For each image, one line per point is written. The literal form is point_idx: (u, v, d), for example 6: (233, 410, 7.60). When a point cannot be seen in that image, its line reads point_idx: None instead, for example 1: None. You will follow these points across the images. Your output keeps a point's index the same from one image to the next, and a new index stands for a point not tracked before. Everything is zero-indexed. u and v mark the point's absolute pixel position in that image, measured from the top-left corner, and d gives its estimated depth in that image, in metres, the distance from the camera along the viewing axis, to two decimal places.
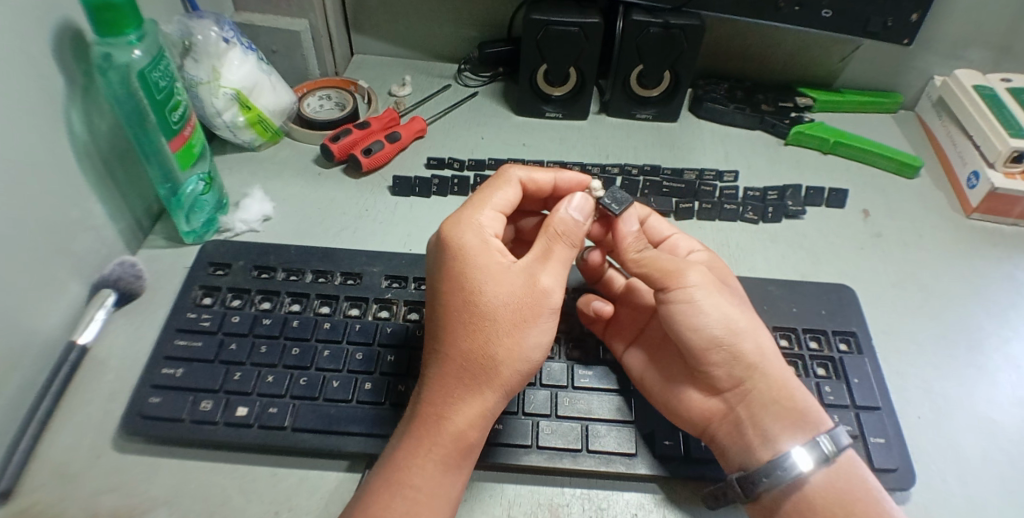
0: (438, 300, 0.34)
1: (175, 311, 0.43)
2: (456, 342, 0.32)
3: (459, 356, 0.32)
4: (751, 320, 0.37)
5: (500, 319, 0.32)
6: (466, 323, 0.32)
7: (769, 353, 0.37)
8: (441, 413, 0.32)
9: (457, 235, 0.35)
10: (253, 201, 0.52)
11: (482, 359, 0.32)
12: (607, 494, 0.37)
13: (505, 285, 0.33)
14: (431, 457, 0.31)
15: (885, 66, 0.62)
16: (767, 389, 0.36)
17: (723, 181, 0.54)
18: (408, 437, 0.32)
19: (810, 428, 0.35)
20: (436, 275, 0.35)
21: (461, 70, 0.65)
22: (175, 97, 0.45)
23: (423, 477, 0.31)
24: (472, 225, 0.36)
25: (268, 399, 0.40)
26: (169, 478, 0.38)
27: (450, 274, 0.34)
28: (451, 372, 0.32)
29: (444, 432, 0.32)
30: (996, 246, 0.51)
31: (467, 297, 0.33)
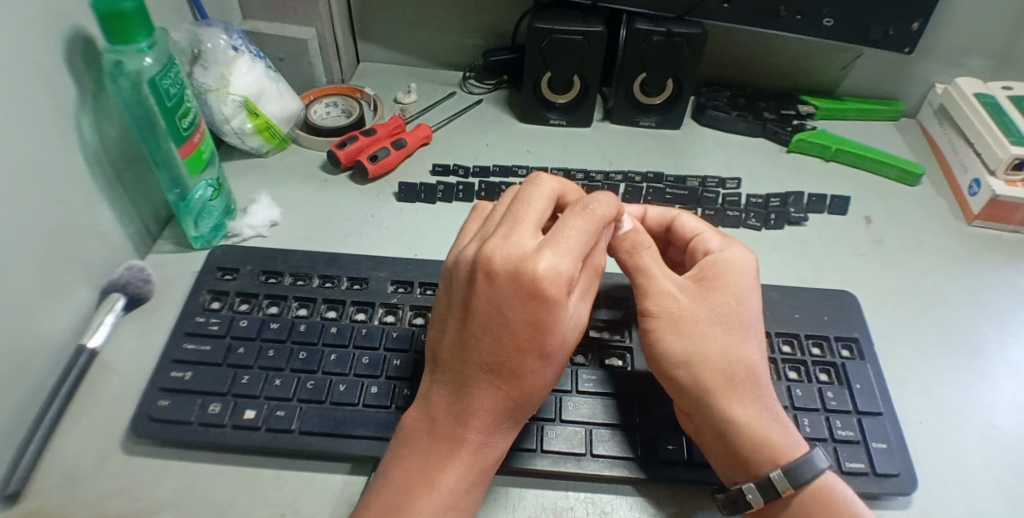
0: (506, 339, 0.31)
1: (183, 315, 0.44)
2: (513, 382, 0.32)
3: (517, 396, 0.32)
4: (734, 338, 0.36)
5: (560, 365, 0.33)
6: (535, 372, 0.32)
7: (755, 372, 0.36)
8: (477, 435, 0.32)
9: (556, 282, 0.30)
10: (260, 206, 0.52)
11: (535, 400, 0.33)
12: (611, 498, 0.37)
13: (575, 340, 0.33)
14: (464, 476, 0.32)
15: (887, 74, 0.62)
16: (734, 423, 0.34)
17: (726, 188, 0.54)
18: (446, 460, 0.32)
19: (770, 462, 0.33)
20: (508, 312, 0.30)
21: (465, 77, 0.66)
22: (185, 104, 0.45)
23: (466, 502, 0.32)
24: (564, 269, 0.31)
25: (275, 402, 0.40)
26: (177, 480, 0.38)
27: (532, 325, 0.30)
28: (503, 409, 0.32)
29: (475, 451, 0.32)
30: (998, 253, 0.51)
31: (541, 348, 0.31)
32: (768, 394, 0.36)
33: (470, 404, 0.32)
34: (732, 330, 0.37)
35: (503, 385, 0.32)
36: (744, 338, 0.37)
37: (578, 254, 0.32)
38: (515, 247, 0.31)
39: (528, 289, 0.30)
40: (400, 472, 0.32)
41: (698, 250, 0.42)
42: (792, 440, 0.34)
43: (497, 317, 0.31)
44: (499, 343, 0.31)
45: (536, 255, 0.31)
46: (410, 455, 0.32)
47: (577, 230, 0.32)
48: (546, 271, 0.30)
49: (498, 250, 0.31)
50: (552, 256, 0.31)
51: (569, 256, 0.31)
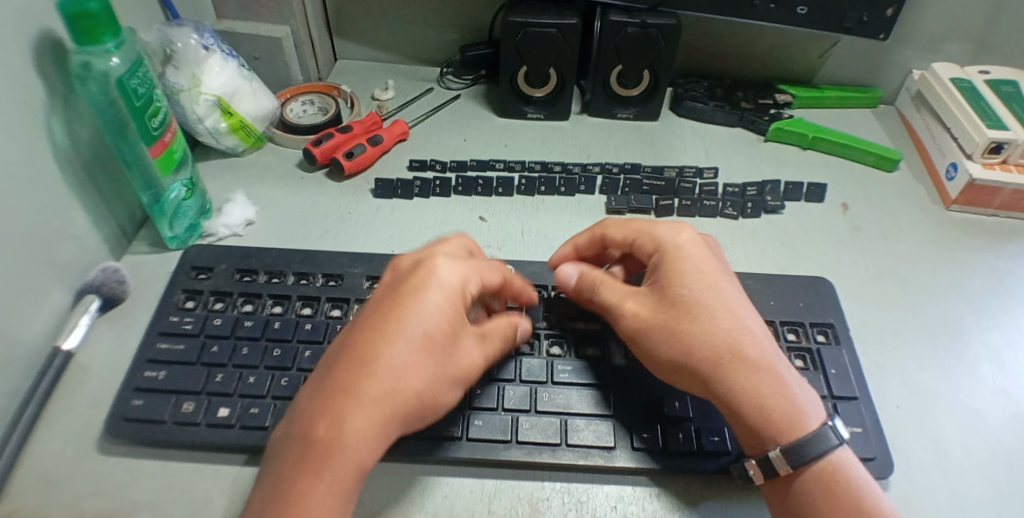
0: (374, 329, 0.33)
1: (158, 315, 0.44)
2: (395, 372, 0.31)
3: (394, 393, 0.31)
4: (717, 318, 0.37)
5: (442, 373, 0.33)
6: (400, 369, 0.32)
7: (749, 346, 0.36)
8: (343, 440, 0.30)
9: (429, 274, 0.35)
10: (236, 205, 0.52)
11: (411, 404, 0.32)
12: (587, 487, 0.37)
13: (463, 358, 0.35)
14: (319, 482, 0.29)
15: (864, 62, 0.62)
16: (749, 405, 0.35)
17: (704, 177, 0.54)
18: (301, 464, 0.29)
19: (795, 431, 0.34)
20: (388, 306, 0.34)
21: (443, 73, 0.65)
22: (155, 103, 0.45)
23: (306, 508, 0.28)
24: (450, 273, 0.35)
25: (249, 400, 0.40)
26: (151, 482, 0.38)
27: (424, 312, 0.33)
28: (374, 421, 0.31)
29: (341, 461, 0.29)
30: (976, 237, 0.51)
31: (416, 338, 0.32)
32: (779, 371, 0.36)
33: (345, 389, 0.31)
34: (712, 311, 0.37)
35: (363, 384, 0.31)
36: (735, 310, 0.37)
37: (469, 272, 0.36)
38: (409, 261, 0.37)
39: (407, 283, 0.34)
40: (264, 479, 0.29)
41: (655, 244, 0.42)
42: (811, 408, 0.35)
43: (373, 313, 0.34)
44: (367, 335, 0.32)
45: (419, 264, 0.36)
46: (270, 468, 0.30)
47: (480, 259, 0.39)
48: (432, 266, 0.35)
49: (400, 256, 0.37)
50: (454, 259, 0.36)
51: (453, 265, 0.36)
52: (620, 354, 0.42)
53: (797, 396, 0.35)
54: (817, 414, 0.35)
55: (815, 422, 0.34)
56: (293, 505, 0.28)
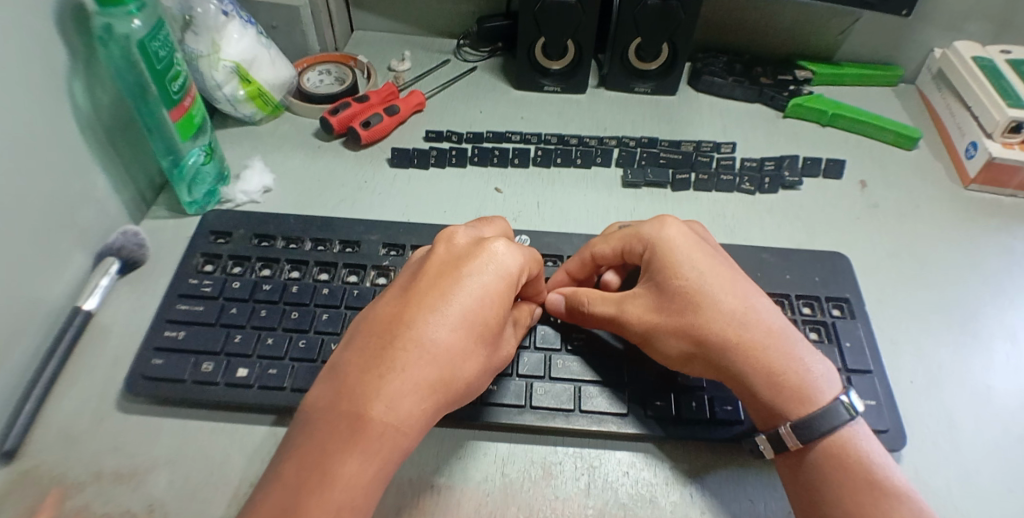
0: (433, 312, 0.32)
1: (177, 277, 0.44)
2: (450, 361, 0.31)
3: (445, 381, 0.31)
4: (716, 304, 0.36)
5: (483, 364, 0.34)
6: (452, 357, 0.31)
7: (759, 323, 0.36)
8: (395, 425, 0.29)
9: (491, 260, 0.34)
10: (253, 172, 0.52)
11: (456, 393, 0.32)
12: (599, 452, 0.38)
13: (500, 350, 0.35)
14: (369, 463, 0.28)
15: (886, 39, 0.62)
16: (766, 380, 0.35)
17: (721, 152, 0.54)
18: (351, 444, 0.28)
19: (812, 404, 0.34)
20: (448, 289, 0.32)
21: (460, 45, 0.65)
22: (175, 67, 0.45)
23: (353, 489, 0.28)
24: (510, 264, 0.34)
25: (267, 361, 0.40)
26: (171, 438, 0.39)
27: (480, 303, 0.33)
28: (424, 409, 0.30)
29: (391, 444, 0.29)
30: (994, 217, 0.51)
31: (472, 328, 0.32)
32: (789, 346, 0.35)
33: (399, 372, 0.30)
34: (712, 298, 0.36)
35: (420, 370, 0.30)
36: (737, 287, 0.37)
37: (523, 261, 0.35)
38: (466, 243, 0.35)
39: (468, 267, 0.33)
40: (302, 453, 0.28)
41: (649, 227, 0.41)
42: (823, 379, 0.35)
43: (428, 293, 0.32)
44: (427, 318, 0.31)
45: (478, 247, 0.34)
46: (310, 442, 0.28)
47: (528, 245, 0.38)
48: (494, 251, 0.34)
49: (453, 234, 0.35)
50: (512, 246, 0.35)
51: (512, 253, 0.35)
52: None
53: (812, 369, 0.35)
54: (832, 388, 0.34)
55: (829, 396, 0.34)
56: (341, 487, 0.27)
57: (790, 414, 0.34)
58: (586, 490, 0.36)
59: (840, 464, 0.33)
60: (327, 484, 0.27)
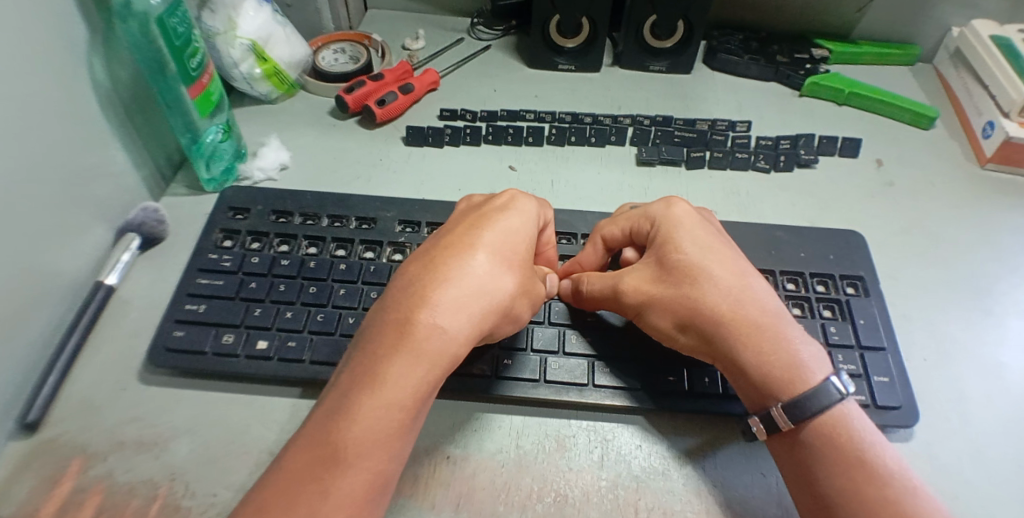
0: (463, 241, 0.34)
1: (198, 252, 0.45)
2: (487, 274, 0.32)
3: (487, 291, 0.32)
4: (711, 277, 0.36)
5: (523, 285, 0.34)
6: (491, 272, 0.32)
7: (750, 299, 0.36)
8: (439, 329, 0.30)
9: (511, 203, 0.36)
10: (269, 150, 0.53)
11: (500, 309, 0.33)
12: (612, 426, 0.39)
13: (535, 281, 0.36)
14: (416, 367, 0.29)
15: (906, 16, 0.61)
16: (754, 355, 0.35)
17: (737, 131, 0.53)
18: (397, 346, 0.29)
19: (802, 385, 0.34)
20: (475, 225, 0.35)
21: (473, 23, 0.65)
22: (193, 44, 0.46)
23: (403, 388, 0.29)
24: (531, 207, 0.37)
25: (286, 334, 0.41)
26: (193, 409, 0.40)
27: (506, 229, 0.35)
28: (468, 317, 0.31)
29: (438, 348, 0.30)
30: (1012, 196, 0.51)
31: (502, 248, 0.34)
32: (782, 327, 0.36)
33: (438, 284, 0.31)
34: (708, 272, 0.37)
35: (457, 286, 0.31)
36: (733, 264, 0.37)
37: (541, 209, 0.38)
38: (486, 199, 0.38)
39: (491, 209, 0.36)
40: (355, 362, 0.30)
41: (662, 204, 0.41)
42: (815, 363, 0.35)
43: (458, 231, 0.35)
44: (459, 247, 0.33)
45: (497, 196, 0.38)
46: (357, 359, 0.30)
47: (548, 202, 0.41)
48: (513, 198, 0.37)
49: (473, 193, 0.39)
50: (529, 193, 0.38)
51: (531, 199, 0.38)
52: None
53: (802, 351, 0.35)
54: (823, 369, 0.34)
55: (820, 377, 0.34)
56: (389, 386, 0.29)
57: (779, 395, 0.34)
58: (599, 462, 0.37)
59: (839, 440, 0.33)
60: (376, 387, 0.28)
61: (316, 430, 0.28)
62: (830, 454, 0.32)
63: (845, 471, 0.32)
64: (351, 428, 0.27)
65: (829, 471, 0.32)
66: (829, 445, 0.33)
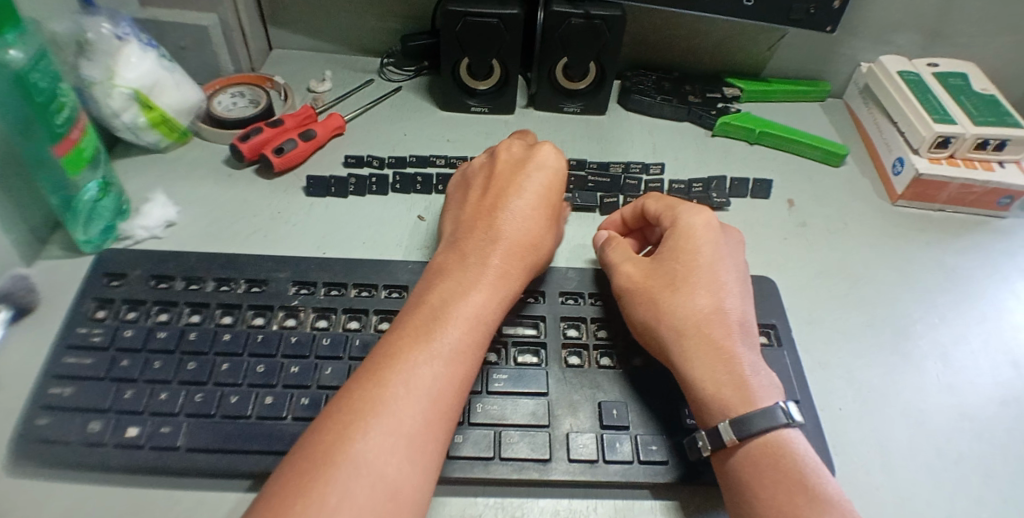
0: (495, 201, 0.42)
1: (66, 326, 0.40)
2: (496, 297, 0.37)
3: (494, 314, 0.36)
4: (696, 295, 0.37)
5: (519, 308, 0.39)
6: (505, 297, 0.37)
7: (721, 318, 0.37)
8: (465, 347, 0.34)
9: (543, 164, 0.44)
10: (153, 206, 0.48)
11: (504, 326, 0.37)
12: (521, 502, 0.35)
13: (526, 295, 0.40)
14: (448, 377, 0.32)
15: (813, 54, 0.62)
16: (708, 367, 0.35)
17: (650, 173, 0.53)
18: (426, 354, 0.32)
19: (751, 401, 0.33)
20: (496, 182, 0.43)
21: (384, 64, 0.63)
22: (59, 98, 0.41)
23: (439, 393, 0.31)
24: (548, 163, 0.44)
25: (161, 418, 0.36)
26: (52, 510, 0.34)
27: (513, 249, 0.40)
28: (486, 336, 0.35)
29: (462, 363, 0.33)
30: (921, 232, 0.51)
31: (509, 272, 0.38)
32: (738, 344, 0.36)
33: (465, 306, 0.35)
34: (697, 290, 0.38)
35: (499, 237, 0.40)
36: None
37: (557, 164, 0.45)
38: (504, 154, 0.45)
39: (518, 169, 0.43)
40: (386, 364, 0.32)
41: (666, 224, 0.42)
42: (765, 387, 0.34)
43: (531, 181, 0.43)
44: (492, 209, 0.42)
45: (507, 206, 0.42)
46: (389, 356, 0.32)
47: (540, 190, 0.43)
48: (538, 158, 0.44)
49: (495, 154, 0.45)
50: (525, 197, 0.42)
51: (556, 154, 0.44)
52: (559, 360, 0.40)
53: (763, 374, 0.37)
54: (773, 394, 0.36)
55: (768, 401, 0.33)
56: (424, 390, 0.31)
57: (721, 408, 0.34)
58: None
59: (773, 462, 0.31)
60: (446, 318, 0.34)
61: (367, 383, 0.31)
62: (758, 470, 0.31)
63: (766, 488, 0.31)
64: (435, 345, 0.33)
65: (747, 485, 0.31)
66: (759, 465, 0.32)
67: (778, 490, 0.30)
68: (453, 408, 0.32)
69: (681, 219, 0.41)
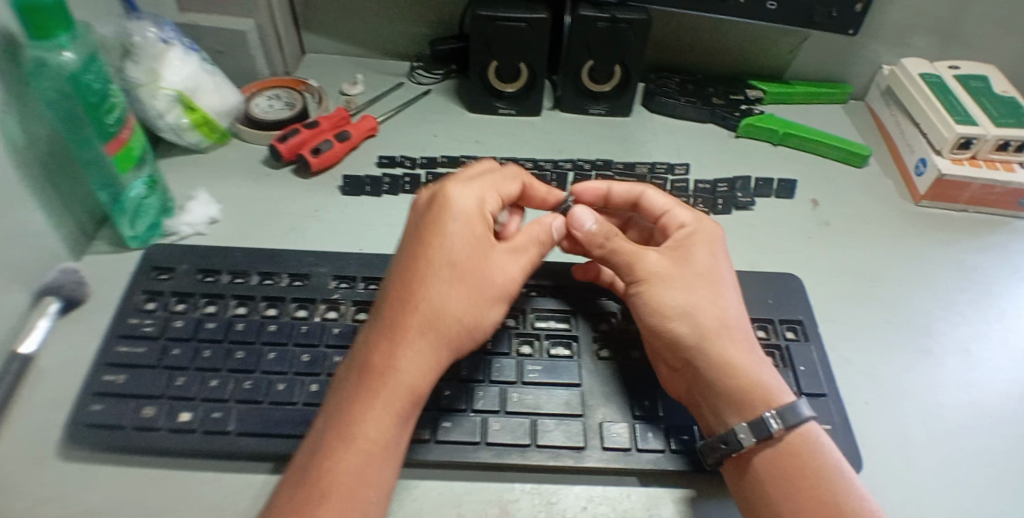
0: (420, 248, 0.35)
1: (118, 317, 0.42)
2: (432, 311, 0.33)
3: (434, 329, 0.33)
4: (707, 300, 0.37)
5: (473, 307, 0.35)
6: (447, 307, 0.34)
7: (732, 325, 0.37)
8: (395, 371, 0.32)
9: (461, 200, 0.36)
10: (197, 204, 0.50)
11: (456, 336, 0.34)
12: (557, 488, 0.36)
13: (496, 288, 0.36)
14: (385, 412, 0.31)
15: (834, 57, 0.63)
16: (723, 370, 0.35)
17: (675, 174, 0.54)
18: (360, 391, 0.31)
19: (773, 400, 0.34)
20: (423, 221, 0.36)
21: (413, 67, 0.65)
22: (111, 99, 0.43)
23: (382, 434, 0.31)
24: (472, 194, 0.37)
25: (212, 404, 0.38)
26: (110, 488, 0.36)
27: (447, 256, 0.35)
28: (428, 354, 0.33)
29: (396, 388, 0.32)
30: (942, 232, 0.52)
31: (449, 278, 0.34)
32: (749, 348, 0.37)
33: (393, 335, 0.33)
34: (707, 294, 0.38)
35: (431, 244, 0.35)
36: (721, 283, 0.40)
37: (490, 190, 0.38)
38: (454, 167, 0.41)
39: (438, 207, 0.36)
40: (326, 414, 0.32)
41: (669, 226, 0.42)
42: (781, 385, 0.35)
43: (452, 218, 0.36)
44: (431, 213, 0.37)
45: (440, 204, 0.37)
46: (333, 400, 0.32)
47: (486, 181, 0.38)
48: (454, 192, 0.36)
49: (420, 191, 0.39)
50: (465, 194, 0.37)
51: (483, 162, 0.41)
52: (591, 354, 0.41)
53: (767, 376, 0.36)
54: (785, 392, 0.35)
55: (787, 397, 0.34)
56: (360, 431, 0.30)
57: (750, 410, 0.34)
58: None
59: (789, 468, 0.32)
60: (364, 404, 0.31)
61: (315, 439, 0.31)
62: (790, 464, 0.32)
63: (798, 483, 0.32)
64: (355, 434, 0.30)
65: (778, 478, 0.32)
66: (774, 471, 0.33)
67: (811, 484, 0.31)
68: (399, 430, 0.32)
69: (682, 221, 0.42)
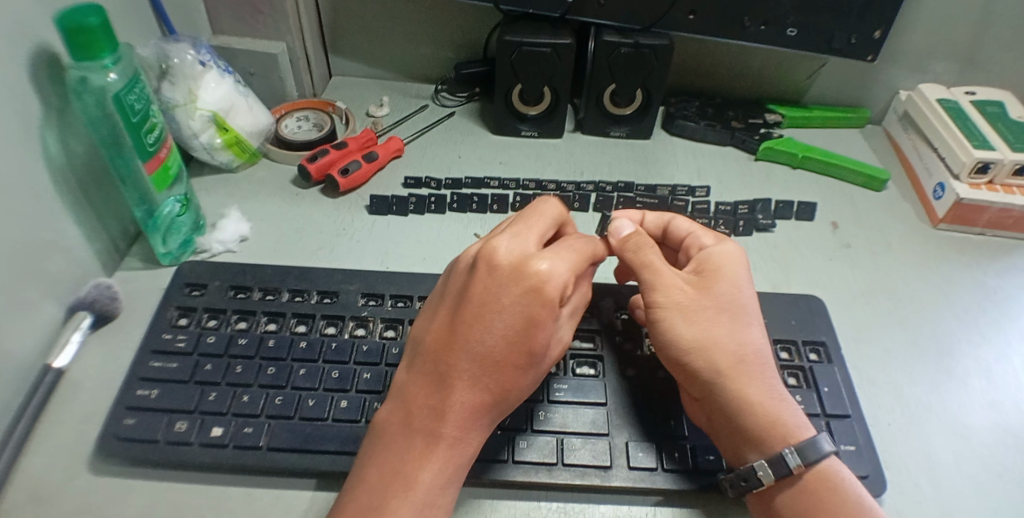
0: (495, 329, 0.32)
1: (151, 332, 0.43)
2: (497, 378, 0.33)
3: (492, 393, 0.33)
4: (741, 330, 0.37)
5: (531, 373, 0.34)
6: (510, 374, 0.33)
7: (757, 359, 0.36)
8: (452, 432, 0.32)
9: (553, 282, 0.32)
10: (228, 221, 0.52)
11: (511, 399, 0.34)
12: (583, 507, 0.36)
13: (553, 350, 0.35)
14: (440, 471, 0.32)
15: (851, 82, 0.64)
16: (756, 405, 0.35)
17: (696, 196, 0.55)
18: (415, 448, 0.32)
19: (795, 433, 0.34)
20: (501, 300, 0.32)
21: (438, 90, 0.66)
22: (150, 118, 0.44)
23: (437, 491, 0.32)
24: (563, 270, 0.33)
25: (243, 419, 0.39)
26: (142, 500, 0.37)
27: (525, 326, 0.32)
28: (478, 412, 0.33)
29: (447, 446, 0.32)
30: (962, 254, 0.53)
31: (519, 350, 0.32)
32: (775, 378, 0.37)
33: (450, 397, 0.32)
34: (738, 325, 0.37)
35: (507, 313, 0.32)
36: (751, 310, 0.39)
37: (578, 262, 0.35)
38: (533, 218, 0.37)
39: (525, 288, 0.32)
40: (377, 461, 0.32)
41: (693, 247, 0.42)
42: (799, 420, 0.35)
43: (539, 300, 0.32)
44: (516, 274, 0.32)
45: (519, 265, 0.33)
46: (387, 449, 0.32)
47: (575, 241, 0.36)
48: (547, 273, 0.32)
49: (500, 251, 0.33)
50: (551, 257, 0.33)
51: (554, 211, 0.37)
52: (616, 373, 0.41)
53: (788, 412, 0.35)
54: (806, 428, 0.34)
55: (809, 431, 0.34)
56: (415, 487, 0.31)
57: (770, 444, 0.34)
58: None
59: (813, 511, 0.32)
60: (417, 474, 0.31)
61: (365, 488, 0.31)
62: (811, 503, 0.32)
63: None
64: (414, 492, 0.31)
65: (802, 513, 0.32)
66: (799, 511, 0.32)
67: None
68: (449, 485, 0.32)
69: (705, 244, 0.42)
